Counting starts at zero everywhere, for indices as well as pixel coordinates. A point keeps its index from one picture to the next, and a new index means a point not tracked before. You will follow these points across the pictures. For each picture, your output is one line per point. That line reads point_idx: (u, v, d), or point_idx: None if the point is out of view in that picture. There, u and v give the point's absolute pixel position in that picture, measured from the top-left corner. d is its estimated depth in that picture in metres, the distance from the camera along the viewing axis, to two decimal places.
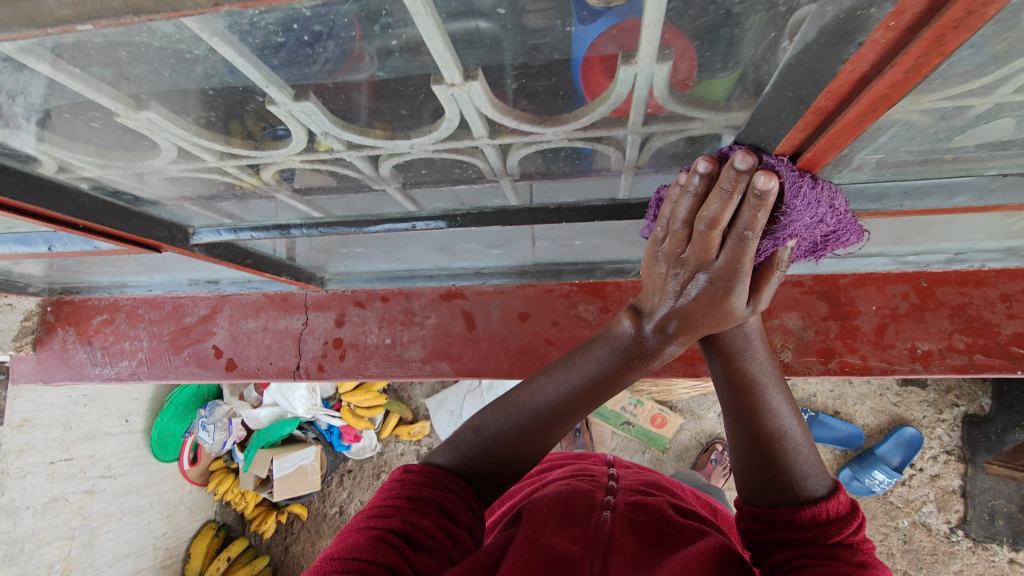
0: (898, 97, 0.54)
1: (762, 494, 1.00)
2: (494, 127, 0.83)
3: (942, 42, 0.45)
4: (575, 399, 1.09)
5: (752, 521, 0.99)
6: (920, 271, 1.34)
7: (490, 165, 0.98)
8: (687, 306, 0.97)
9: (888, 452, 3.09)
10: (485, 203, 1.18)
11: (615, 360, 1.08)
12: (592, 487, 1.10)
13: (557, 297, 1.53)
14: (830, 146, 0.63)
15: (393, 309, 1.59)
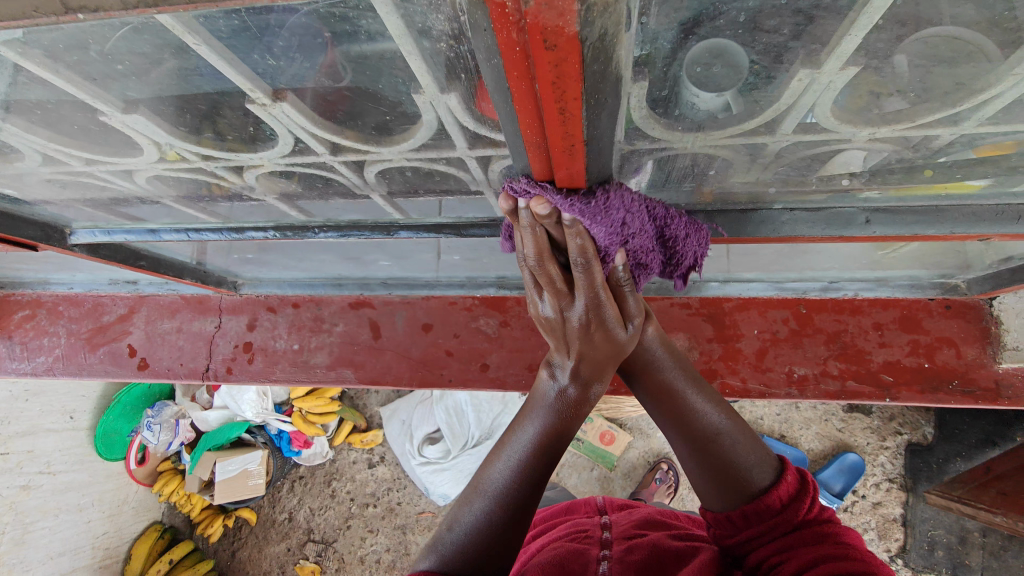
0: (585, 133, 0.52)
1: (727, 499, 1.00)
2: (334, 145, 0.88)
3: (565, 77, 0.43)
4: (527, 472, 0.98)
5: (719, 526, 1.01)
6: (799, 297, 1.40)
7: (352, 179, 1.01)
8: (582, 364, 0.99)
9: (831, 477, 3.08)
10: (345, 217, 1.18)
11: (550, 419, 1.00)
12: (586, 544, 1.10)
13: (459, 310, 1.57)
14: (570, 172, 0.62)
15: (303, 316, 1.63)
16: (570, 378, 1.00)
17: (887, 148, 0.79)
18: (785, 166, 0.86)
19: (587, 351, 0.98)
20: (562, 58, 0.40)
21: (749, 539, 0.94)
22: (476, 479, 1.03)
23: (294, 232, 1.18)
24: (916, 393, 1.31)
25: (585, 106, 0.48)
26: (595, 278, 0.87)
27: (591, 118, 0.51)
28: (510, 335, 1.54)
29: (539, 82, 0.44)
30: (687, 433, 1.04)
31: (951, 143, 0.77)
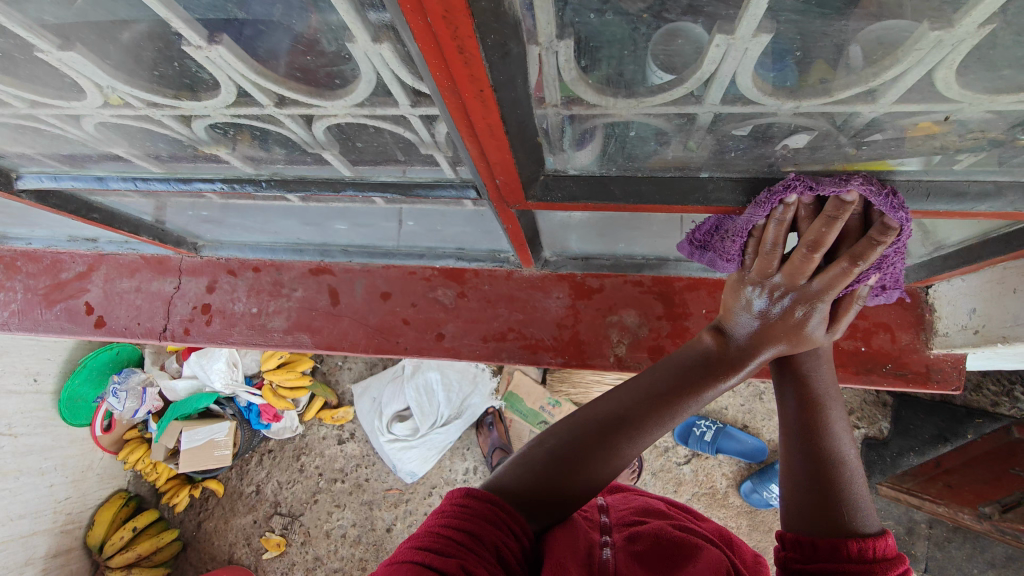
0: (489, 78, 0.55)
1: (816, 524, 0.95)
2: (278, 98, 0.89)
3: (452, 11, 0.45)
4: (649, 403, 1.08)
5: (793, 548, 0.92)
6: None
7: (301, 136, 1.02)
8: (749, 343, 1.09)
9: None
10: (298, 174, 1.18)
11: (691, 370, 1.11)
12: (587, 508, 1.06)
13: (419, 280, 1.59)
14: (488, 124, 0.65)
15: (262, 280, 1.63)
16: (736, 340, 1.10)
17: (811, 122, 0.82)
18: (717, 138, 0.88)
19: (764, 328, 1.07)
20: None
21: (827, 570, 0.86)
22: (580, 408, 1.11)
23: (241, 185, 1.18)
24: (850, 375, 1.37)
25: (482, 47, 0.50)
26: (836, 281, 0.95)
27: (493, 62, 0.53)
28: (466, 306, 1.56)
29: (430, 15, 0.46)
30: (811, 449, 1.04)
31: (870, 121, 0.80)
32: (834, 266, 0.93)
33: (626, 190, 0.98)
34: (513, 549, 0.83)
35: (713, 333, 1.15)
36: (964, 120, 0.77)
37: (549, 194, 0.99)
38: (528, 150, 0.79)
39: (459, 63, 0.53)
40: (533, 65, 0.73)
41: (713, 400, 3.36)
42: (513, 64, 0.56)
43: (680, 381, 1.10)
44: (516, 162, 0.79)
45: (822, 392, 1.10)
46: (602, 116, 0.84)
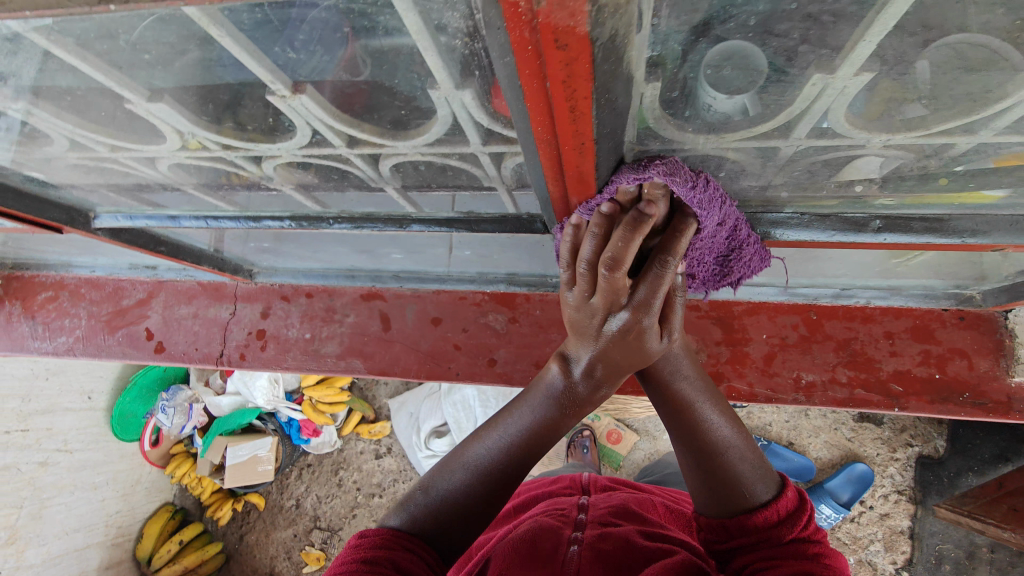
0: (594, 133, 0.54)
1: (721, 506, 1.03)
2: (351, 139, 0.90)
3: (577, 79, 0.44)
4: (517, 451, 1.05)
5: (713, 531, 1.03)
6: (810, 303, 1.39)
7: (367, 172, 1.03)
8: (596, 376, 1.01)
9: (838, 486, 3.07)
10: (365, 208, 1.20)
11: (547, 408, 1.05)
12: (561, 524, 1.14)
13: (470, 304, 1.59)
14: (579, 171, 0.64)
15: (315, 305, 1.66)
16: (582, 375, 1.01)
17: (905, 154, 0.79)
18: (797, 169, 0.86)
19: (603, 352, 0.97)
20: (575, 60, 0.42)
21: (740, 545, 0.96)
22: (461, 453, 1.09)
23: (310, 222, 1.21)
24: (926, 404, 1.30)
25: (595, 107, 0.49)
26: (659, 288, 0.87)
27: (603, 116, 0.51)
28: (518, 331, 1.55)
29: (551, 83, 0.45)
30: (699, 442, 1.05)
31: (967, 152, 0.77)
32: (656, 272, 0.85)
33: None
34: (421, 563, 0.91)
35: (561, 363, 1.04)
36: None
37: None
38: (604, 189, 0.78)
39: (569, 124, 0.52)
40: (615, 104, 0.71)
41: (755, 417, 3.26)
42: (615, 114, 0.55)
43: (552, 413, 1.05)
44: (593, 201, 0.78)
45: (687, 386, 1.06)
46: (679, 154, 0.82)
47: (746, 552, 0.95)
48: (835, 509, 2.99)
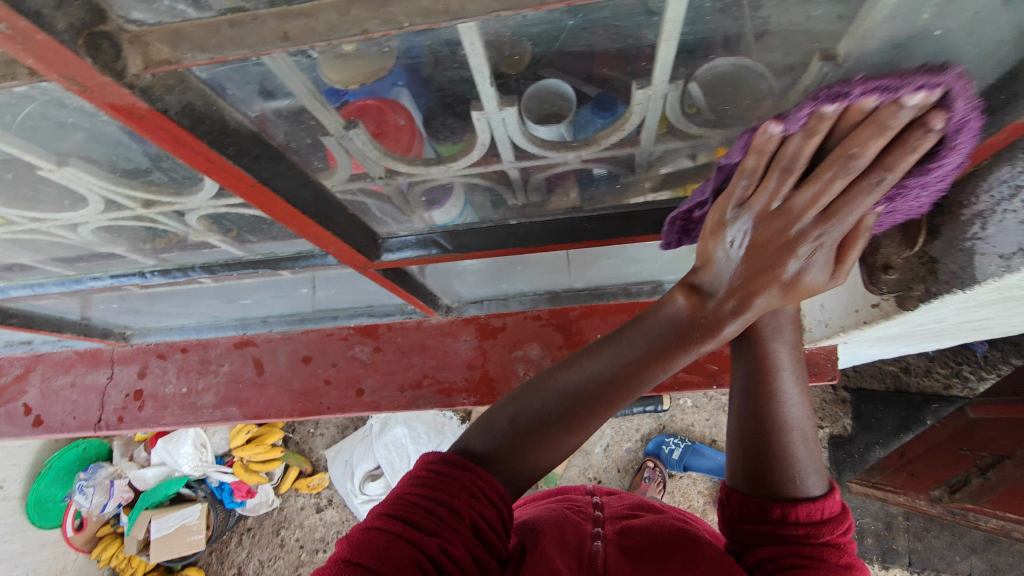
0: (255, 178, 0.67)
1: (757, 487, 0.93)
2: (144, 201, 1.00)
3: (188, 143, 0.57)
4: (585, 404, 0.84)
5: (745, 511, 0.92)
6: (634, 301, 1.56)
7: (178, 228, 1.13)
8: (689, 314, 0.83)
9: None
10: (199, 261, 1.29)
11: (660, 337, 0.83)
12: (580, 518, 0.96)
13: (336, 340, 1.69)
14: (282, 207, 0.78)
15: (191, 359, 1.72)
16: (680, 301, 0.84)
17: (605, 163, 0.96)
18: (533, 183, 1.02)
19: (752, 257, 0.78)
20: (168, 129, 0.54)
21: (778, 534, 0.87)
22: (521, 396, 0.88)
23: (126, 277, 1.31)
24: None
25: (232, 160, 0.62)
26: (858, 202, 0.70)
27: (246, 164, 0.65)
28: (382, 360, 1.65)
29: (172, 148, 0.58)
30: (774, 425, 0.93)
31: (653, 154, 0.93)
32: (870, 185, 0.68)
33: (455, 242, 1.15)
34: (498, 520, 0.79)
35: (687, 292, 0.83)
36: (720, 146, 0.90)
37: (393, 253, 1.16)
38: (330, 221, 0.93)
39: (227, 174, 0.65)
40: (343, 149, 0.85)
41: (678, 418, 3.27)
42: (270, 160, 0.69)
43: (635, 358, 0.84)
44: (326, 232, 0.93)
45: (780, 357, 0.94)
46: (428, 181, 0.98)
47: (777, 543, 0.86)
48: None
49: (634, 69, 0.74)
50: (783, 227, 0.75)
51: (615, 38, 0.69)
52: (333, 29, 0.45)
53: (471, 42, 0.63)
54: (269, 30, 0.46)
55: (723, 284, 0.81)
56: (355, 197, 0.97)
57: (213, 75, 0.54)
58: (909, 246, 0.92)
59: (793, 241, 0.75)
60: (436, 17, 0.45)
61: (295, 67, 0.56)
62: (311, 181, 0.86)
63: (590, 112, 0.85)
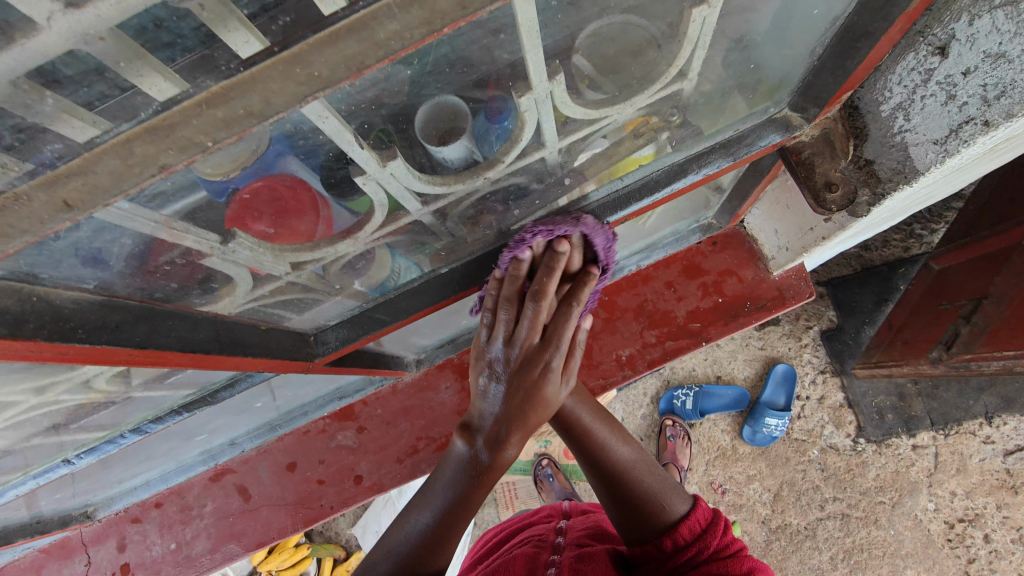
0: (118, 346, 0.65)
1: (637, 527, 1.10)
2: (38, 390, 0.87)
3: (17, 347, 0.55)
4: (453, 519, 1.04)
5: (647, 557, 1.05)
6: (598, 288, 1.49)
7: (91, 400, 0.99)
8: (508, 407, 1.04)
9: (772, 394, 2.82)
10: (126, 424, 1.15)
11: (462, 480, 1.05)
12: (540, 549, 1.13)
13: (315, 435, 1.56)
14: (172, 360, 0.74)
15: (169, 512, 1.57)
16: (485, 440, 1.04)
17: (519, 178, 0.88)
18: (455, 220, 0.93)
19: (513, 397, 1.04)
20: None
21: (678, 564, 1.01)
22: (408, 541, 1.03)
23: (47, 472, 1.18)
24: (720, 329, 1.43)
25: (76, 341, 0.60)
26: (558, 338, 1.02)
27: (106, 338, 0.63)
28: (370, 439, 1.54)
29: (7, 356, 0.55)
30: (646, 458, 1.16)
31: (563, 152, 0.86)
32: (558, 328, 1.01)
33: (392, 311, 1.07)
34: None
35: (467, 434, 1.08)
36: (628, 121, 0.84)
37: (339, 342, 1.10)
38: (248, 345, 0.88)
39: (86, 355, 0.62)
40: (228, 269, 0.75)
41: (678, 368, 3.05)
42: (142, 320, 0.69)
43: (460, 493, 1.05)
44: (247, 357, 0.88)
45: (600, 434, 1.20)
46: (342, 257, 0.89)
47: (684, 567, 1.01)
48: (778, 417, 2.72)
49: (515, 75, 0.69)
50: (533, 369, 1.03)
51: (484, 42, 0.61)
52: (127, 170, 0.44)
53: (322, 114, 0.56)
54: (43, 206, 0.44)
55: (487, 419, 1.06)
56: (266, 300, 0.88)
57: (25, 266, 0.53)
58: (842, 157, 0.91)
59: (541, 377, 1.03)
60: (242, 123, 0.44)
61: (133, 212, 0.55)
62: (213, 320, 0.81)
63: (484, 120, 0.76)
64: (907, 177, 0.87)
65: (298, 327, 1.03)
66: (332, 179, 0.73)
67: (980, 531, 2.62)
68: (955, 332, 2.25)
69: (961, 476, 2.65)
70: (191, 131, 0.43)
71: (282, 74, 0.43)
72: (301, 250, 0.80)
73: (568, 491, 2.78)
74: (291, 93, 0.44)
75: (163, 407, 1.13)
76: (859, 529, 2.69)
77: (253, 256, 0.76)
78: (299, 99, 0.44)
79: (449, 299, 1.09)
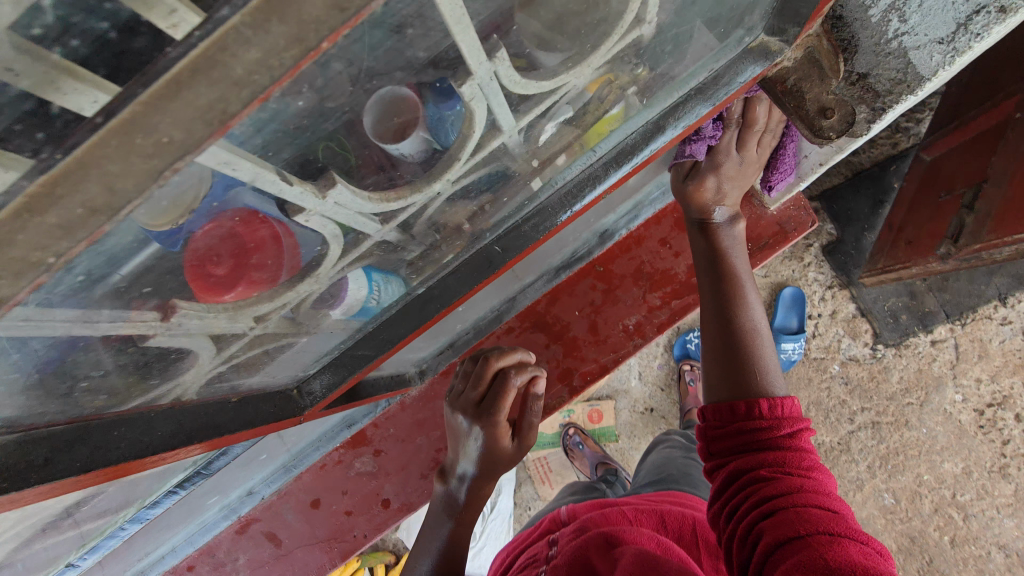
0: (68, 473, 0.58)
1: (726, 388, 0.97)
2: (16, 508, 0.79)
3: None
4: None
5: (716, 421, 0.95)
6: (590, 261, 1.42)
7: (82, 497, 0.91)
8: (480, 458, 1.08)
9: (783, 320, 2.75)
10: (124, 511, 1.10)
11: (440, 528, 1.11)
12: (534, 568, 1.07)
13: (333, 467, 1.50)
14: (135, 469, 0.67)
15: (203, 573, 1.53)
16: (457, 481, 1.13)
17: (482, 171, 0.79)
18: (421, 229, 0.85)
19: (484, 459, 1.08)
20: None
21: (750, 442, 0.88)
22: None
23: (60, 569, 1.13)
24: None
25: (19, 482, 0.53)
26: (504, 399, 1.07)
27: (38, 477, 0.55)
28: (388, 460, 1.49)
29: None
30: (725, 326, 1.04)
31: (525, 133, 0.77)
32: (499, 389, 1.08)
33: (374, 344, 1.00)
34: None
35: (441, 475, 1.19)
36: (588, 85, 0.75)
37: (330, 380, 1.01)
38: (222, 425, 0.81)
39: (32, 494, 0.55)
40: (181, 344, 0.67)
41: None
42: (79, 442, 0.61)
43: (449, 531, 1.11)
44: (223, 439, 0.81)
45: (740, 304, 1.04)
46: (308, 297, 0.80)
47: (758, 453, 0.86)
48: (794, 340, 2.68)
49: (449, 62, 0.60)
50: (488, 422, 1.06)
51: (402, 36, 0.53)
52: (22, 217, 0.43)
53: (231, 161, 0.50)
54: None
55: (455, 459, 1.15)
56: (234, 362, 0.80)
57: None
58: (831, 78, 0.89)
59: (495, 432, 1.06)
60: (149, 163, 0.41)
61: None
62: (173, 411, 0.73)
63: (435, 106, 0.63)
64: (906, 84, 0.93)
65: (280, 376, 0.95)
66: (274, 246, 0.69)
67: (1011, 412, 2.56)
68: (960, 225, 2.12)
69: (984, 361, 2.59)
70: (96, 188, 0.41)
71: (167, 106, 0.40)
72: (255, 301, 0.71)
73: (599, 456, 2.72)
74: (179, 117, 0.40)
75: (157, 484, 1.08)
76: (892, 433, 2.65)
77: (204, 317, 0.67)
78: (192, 126, 0.41)
79: (435, 317, 1.00)
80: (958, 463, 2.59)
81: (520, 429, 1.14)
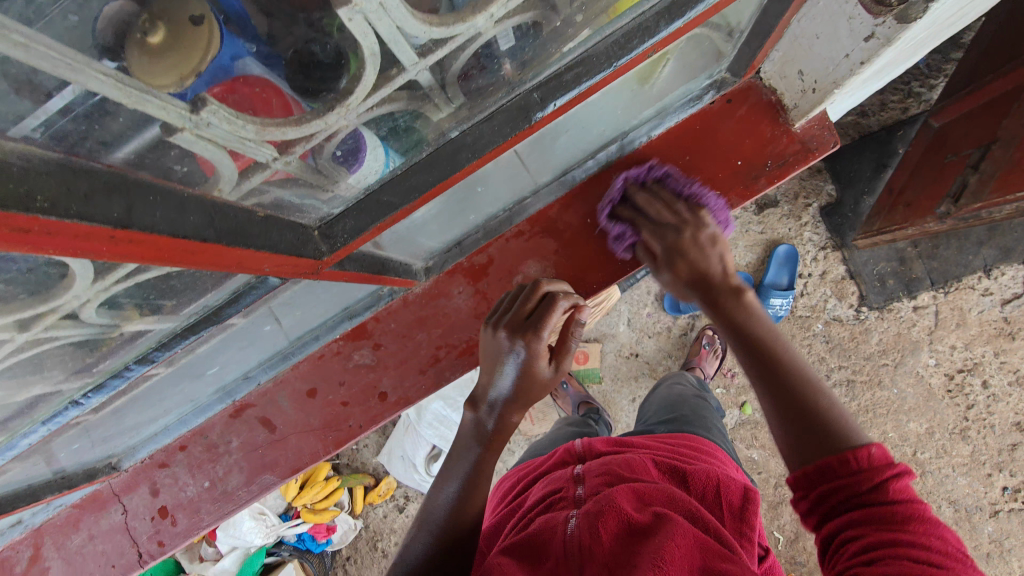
0: (101, 223, 0.55)
1: (803, 446, 0.88)
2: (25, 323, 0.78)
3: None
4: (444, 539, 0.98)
5: (803, 487, 0.86)
6: (608, 166, 1.39)
7: (90, 332, 0.90)
8: (519, 381, 1.06)
9: (775, 276, 2.79)
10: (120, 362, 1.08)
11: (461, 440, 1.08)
12: (562, 505, 0.99)
13: (331, 358, 1.51)
14: (163, 252, 0.65)
15: (195, 453, 1.54)
16: (489, 412, 1.09)
17: (525, 16, 0.77)
18: (454, 81, 0.82)
19: (523, 379, 1.06)
20: None
21: (841, 498, 0.81)
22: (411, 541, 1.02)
23: (58, 416, 1.13)
24: (741, 195, 1.36)
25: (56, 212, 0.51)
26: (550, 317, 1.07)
27: (76, 213, 0.53)
28: (388, 354, 1.49)
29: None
30: (775, 383, 0.95)
31: None
32: (548, 311, 1.08)
33: (401, 191, 0.97)
34: None
35: (472, 405, 1.12)
36: None
37: (347, 238, 1.00)
38: (250, 236, 0.78)
39: (68, 237, 0.53)
40: (213, 141, 0.64)
41: None
42: (120, 193, 0.58)
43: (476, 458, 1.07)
44: (249, 251, 0.78)
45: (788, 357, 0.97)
46: (331, 136, 0.76)
47: (848, 505, 0.80)
48: (782, 296, 2.71)
49: None
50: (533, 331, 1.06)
51: None
52: None
53: None
54: None
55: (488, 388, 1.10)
56: (260, 184, 0.77)
57: None
58: None
59: (537, 352, 1.05)
60: None
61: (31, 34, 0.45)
62: (207, 204, 0.70)
63: None
64: None
65: (297, 228, 0.93)
66: (303, 56, 0.66)
67: (978, 378, 2.63)
68: (962, 185, 2.10)
69: (960, 330, 2.64)
70: None
71: None
72: (281, 114, 0.67)
73: (581, 394, 2.76)
74: None
75: (158, 336, 1.06)
76: (864, 392, 2.73)
77: (232, 119, 0.62)
78: None
79: (460, 173, 1.00)
80: (922, 424, 2.68)
81: (560, 353, 1.11)
